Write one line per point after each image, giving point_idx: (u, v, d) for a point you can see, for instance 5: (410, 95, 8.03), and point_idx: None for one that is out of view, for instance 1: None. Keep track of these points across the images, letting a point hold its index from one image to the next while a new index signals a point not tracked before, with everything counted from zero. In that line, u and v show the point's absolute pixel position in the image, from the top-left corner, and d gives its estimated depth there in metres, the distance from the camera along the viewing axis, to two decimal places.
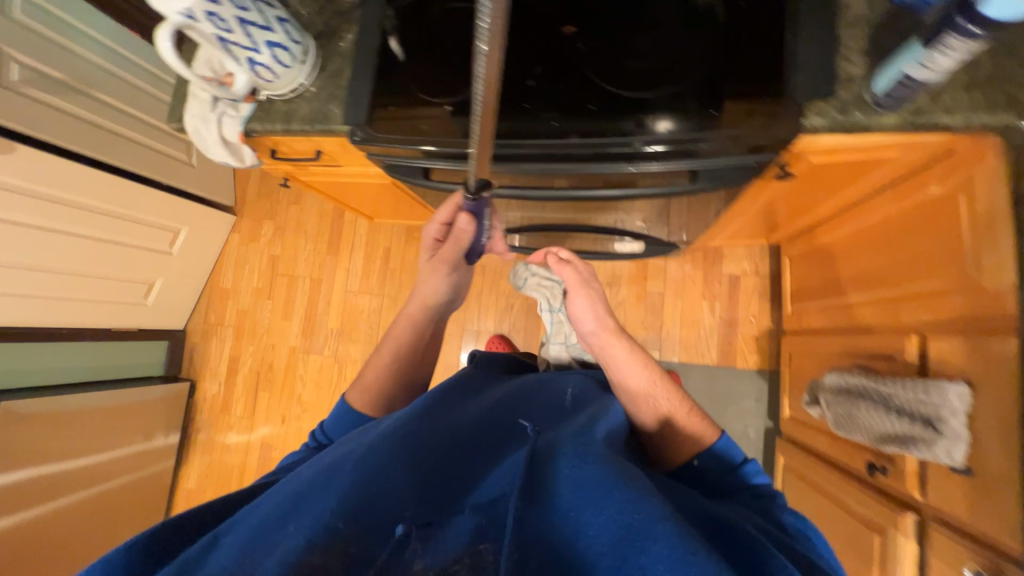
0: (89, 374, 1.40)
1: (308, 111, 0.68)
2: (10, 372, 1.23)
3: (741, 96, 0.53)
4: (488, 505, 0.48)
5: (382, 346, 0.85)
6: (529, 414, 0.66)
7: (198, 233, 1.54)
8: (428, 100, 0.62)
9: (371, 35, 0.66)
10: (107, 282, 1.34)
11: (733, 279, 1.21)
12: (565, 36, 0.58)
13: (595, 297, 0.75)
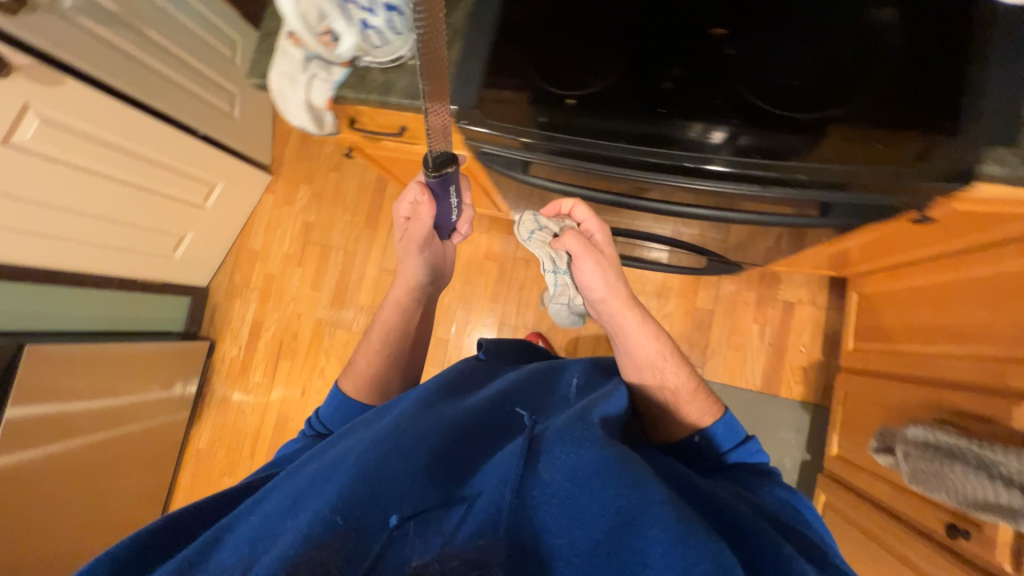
0: (114, 325, 1.34)
1: (408, 84, 0.63)
2: (42, 316, 1.16)
3: (875, 127, 0.51)
4: (485, 497, 0.49)
5: (369, 335, 0.83)
6: (526, 401, 0.66)
7: (233, 190, 1.48)
8: (550, 90, 0.57)
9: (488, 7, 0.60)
10: (139, 231, 1.29)
11: (787, 305, 1.18)
12: (715, 38, 0.56)
13: (610, 267, 0.69)
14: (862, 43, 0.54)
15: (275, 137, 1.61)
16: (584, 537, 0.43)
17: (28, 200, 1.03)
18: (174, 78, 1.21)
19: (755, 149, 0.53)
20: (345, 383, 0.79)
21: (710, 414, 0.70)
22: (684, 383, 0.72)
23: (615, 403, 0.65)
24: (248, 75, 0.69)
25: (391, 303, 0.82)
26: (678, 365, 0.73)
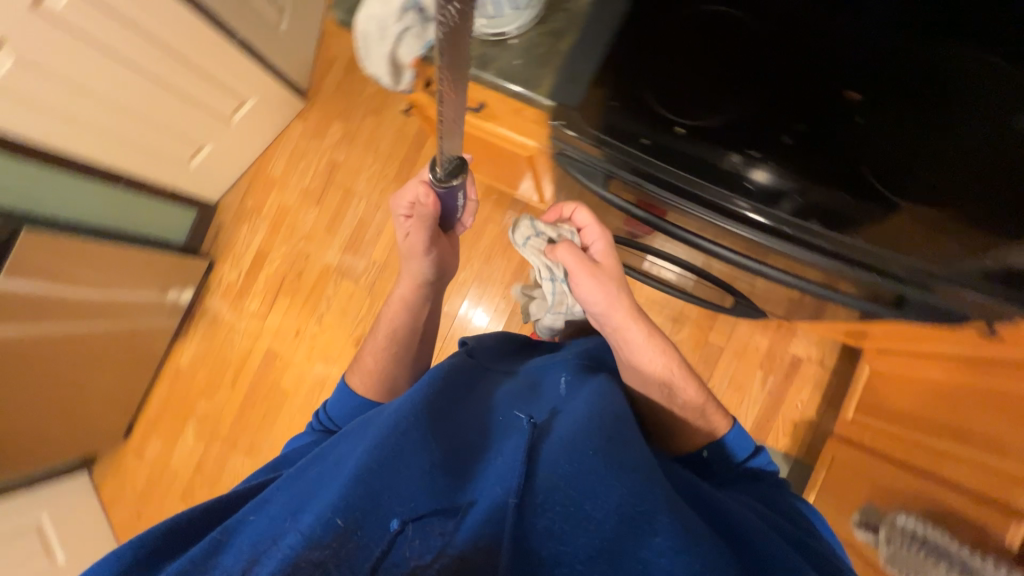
0: (112, 224, 1.27)
1: (508, 64, 0.58)
2: (37, 201, 1.09)
3: (940, 204, 0.52)
4: (486, 498, 0.48)
5: (377, 331, 0.82)
6: (528, 400, 0.65)
7: (263, 109, 1.39)
8: (664, 114, 0.55)
9: (613, 4, 0.56)
10: (158, 132, 1.21)
11: (795, 360, 1.19)
12: (848, 102, 0.55)
13: (609, 278, 0.71)
14: (922, 127, 0.54)
15: (317, 62, 1.50)
16: (588, 546, 0.43)
17: (49, 76, 0.95)
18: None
19: (812, 208, 0.54)
20: (353, 382, 0.78)
21: (721, 427, 0.72)
22: (690, 395, 0.73)
23: (615, 397, 0.64)
24: (334, 9, 0.64)
25: (400, 303, 0.81)
26: (686, 380, 0.74)
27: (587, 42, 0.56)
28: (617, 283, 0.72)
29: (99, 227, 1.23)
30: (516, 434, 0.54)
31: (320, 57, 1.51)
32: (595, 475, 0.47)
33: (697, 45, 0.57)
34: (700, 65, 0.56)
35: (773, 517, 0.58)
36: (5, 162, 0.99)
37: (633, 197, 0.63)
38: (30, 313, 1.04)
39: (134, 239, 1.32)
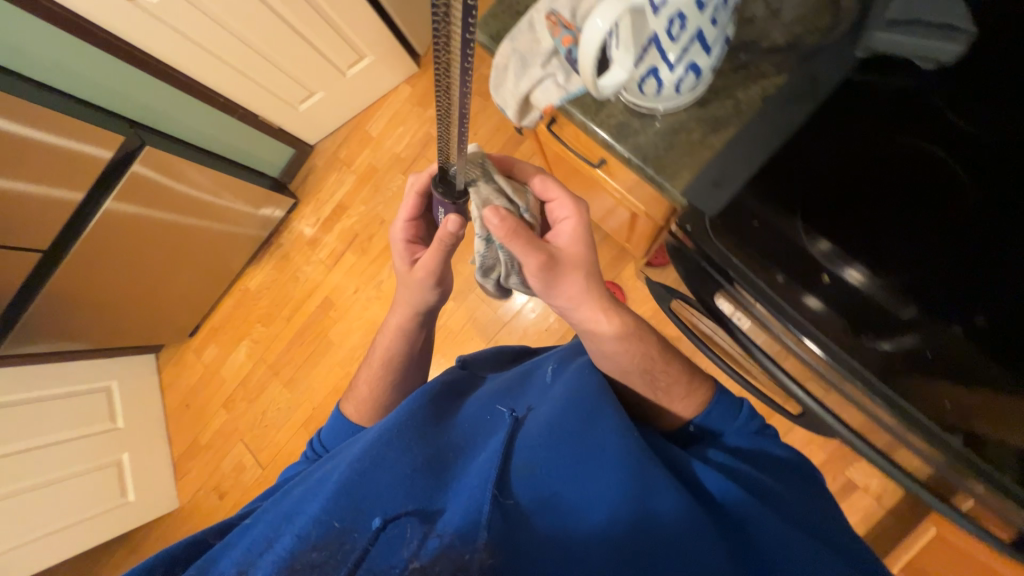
0: (225, 151, 1.33)
1: (651, 143, 0.51)
2: (168, 118, 1.16)
3: None
4: (465, 490, 0.48)
5: (371, 356, 0.83)
6: (519, 400, 0.64)
7: (378, 68, 1.39)
8: (812, 253, 0.48)
9: (789, 108, 0.49)
10: (277, 71, 1.24)
11: (848, 485, 1.08)
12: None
13: (564, 261, 0.60)
14: (1014, 255, 0.43)
15: None
16: (563, 539, 0.45)
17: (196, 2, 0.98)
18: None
19: (928, 360, 0.46)
20: (345, 410, 0.81)
21: (701, 399, 0.64)
22: (663, 373, 0.65)
23: (604, 393, 0.61)
24: (478, 29, 0.58)
25: (391, 332, 0.80)
26: (653, 358, 0.65)
27: (746, 141, 0.49)
28: (577, 268, 0.61)
29: (214, 151, 1.30)
30: (496, 438, 0.55)
31: None
32: (575, 480, 0.49)
33: (857, 169, 0.47)
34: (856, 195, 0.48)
35: (761, 478, 0.55)
36: (146, 80, 1.06)
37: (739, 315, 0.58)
38: (136, 209, 1.13)
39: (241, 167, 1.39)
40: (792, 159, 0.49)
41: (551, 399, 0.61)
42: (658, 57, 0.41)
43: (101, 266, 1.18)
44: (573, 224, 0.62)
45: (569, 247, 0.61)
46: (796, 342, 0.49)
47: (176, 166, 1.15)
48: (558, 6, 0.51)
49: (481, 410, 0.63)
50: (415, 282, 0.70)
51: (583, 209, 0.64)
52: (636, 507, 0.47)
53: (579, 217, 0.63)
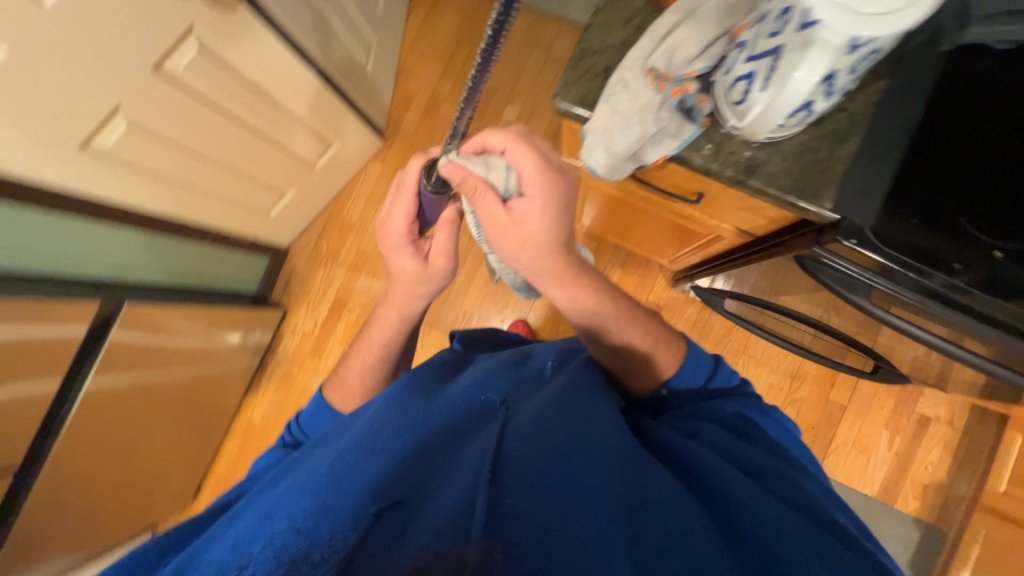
0: (182, 278, 1.16)
1: (781, 169, 0.52)
2: (116, 260, 0.98)
3: None
4: (458, 477, 0.39)
5: (360, 346, 0.69)
6: (514, 378, 0.55)
7: (346, 152, 1.32)
8: (891, 200, 0.49)
9: (911, 106, 0.50)
10: (248, 183, 1.12)
11: (922, 420, 1.17)
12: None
13: (525, 239, 0.52)
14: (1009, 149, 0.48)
15: (394, 99, 1.43)
16: (550, 518, 0.35)
17: (157, 136, 0.85)
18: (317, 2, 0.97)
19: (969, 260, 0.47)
20: (331, 400, 0.66)
21: (672, 366, 0.59)
22: (643, 338, 0.60)
23: (604, 389, 0.52)
24: (557, 97, 0.55)
25: (387, 331, 0.67)
26: (635, 321, 0.60)
27: (876, 144, 0.51)
28: (544, 248, 0.53)
29: (161, 283, 1.11)
30: (490, 420, 0.47)
31: (398, 93, 1.44)
32: (576, 444, 0.41)
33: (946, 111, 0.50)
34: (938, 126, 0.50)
35: (744, 447, 0.48)
36: (91, 228, 0.90)
37: (838, 271, 0.53)
38: (115, 379, 0.94)
39: (212, 294, 1.24)
40: (909, 123, 0.50)
41: (545, 391, 0.51)
42: (823, 91, 0.41)
43: (93, 461, 0.97)
44: (538, 200, 0.50)
45: (535, 226, 0.51)
46: (865, 258, 0.48)
47: (151, 329, 1.00)
48: (654, 59, 0.51)
49: (477, 381, 0.54)
50: (436, 273, 0.60)
51: (556, 175, 0.50)
52: (625, 492, 0.38)
53: (546, 187, 0.50)
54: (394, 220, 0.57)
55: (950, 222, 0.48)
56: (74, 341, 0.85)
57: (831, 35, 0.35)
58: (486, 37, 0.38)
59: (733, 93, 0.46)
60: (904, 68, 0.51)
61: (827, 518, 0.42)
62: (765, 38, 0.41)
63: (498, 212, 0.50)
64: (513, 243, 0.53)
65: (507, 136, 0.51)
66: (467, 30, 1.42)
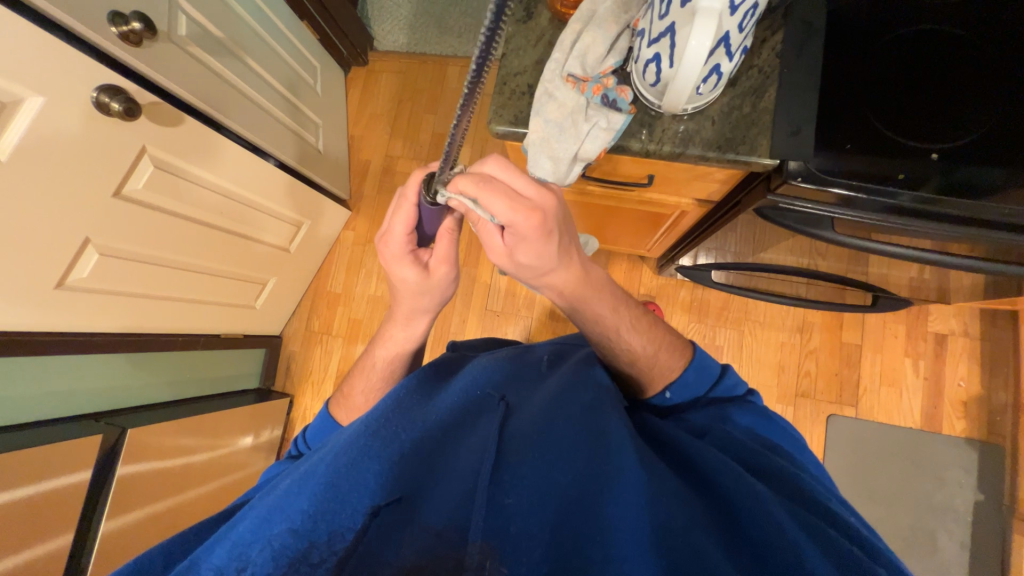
0: (181, 389, 1.16)
1: (715, 132, 0.54)
2: (111, 388, 0.98)
3: (987, 165, 0.50)
4: (456, 480, 0.42)
5: (367, 364, 0.69)
6: (504, 379, 0.59)
7: (317, 229, 1.35)
8: (824, 135, 0.52)
9: (813, 48, 0.54)
10: (228, 282, 1.14)
11: (939, 337, 1.16)
12: (948, 91, 0.53)
13: (521, 266, 0.49)
14: (902, 66, 0.54)
15: (352, 169, 1.49)
16: (550, 519, 0.38)
17: (130, 258, 0.88)
18: (255, 97, 1.05)
19: (907, 178, 0.50)
20: (337, 416, 0.67)
21: (674, 370, 0.59)
22: (642, 343, 0.60)
23: (595, 378, 0.56)
24: (492, 122, 0.58)
25: (397, 348, 0.67)
26: (635, 327, 0.60)
27: (791, 88, 0.54)
28: (544, 269, 0.50)
29: (163, 400, 1.11)
30: (487, 420, 0.50)
31: (354, 162, 1.49)
32: (569, 443, 0.44)
33: (840, 48, 0.55)
34: (837, 60, 0.54)
35: (750, 445, 0.48)
36: (79, 362, 0.91)
37: (798, 214, 0.55)
38: (133, 513, 0.93)
39: (216, 400, 1.23)
40: (814, 64, 0.54)
41: (541, 392, 0.55)
42: (724, 53, 0.44)
43: None
44: (526, 238, 0.45)
45: (528, 258, 0.48)
46: (817, 190, 0.51)
47: (160, 448, 0.99)
48: (570, 67, 0.54)
49: (470, 386, 0.58)
50: (438, 282, 0.57)
51: (539, 216, 0.43)
52: (598, 481, 0.40)
53: (529, 230, 0.44)
54: (393, 234, 0.55)
55: (877, 140, 0.52)
56: (82, 487, 0.85)
57: (710, 3, 0.39)
58: (473, 71, 0.34)
59: (648, 76, 0.49)
60: (795, 16, 0.55)
61: (832, 515, 0.41)
62: (658, 20, 0.44)
63: (494, 242, 0.47)
64: (512, 267, 0.51)
65: (478, 181, 0.43)
66: (404, 89, 1.50)
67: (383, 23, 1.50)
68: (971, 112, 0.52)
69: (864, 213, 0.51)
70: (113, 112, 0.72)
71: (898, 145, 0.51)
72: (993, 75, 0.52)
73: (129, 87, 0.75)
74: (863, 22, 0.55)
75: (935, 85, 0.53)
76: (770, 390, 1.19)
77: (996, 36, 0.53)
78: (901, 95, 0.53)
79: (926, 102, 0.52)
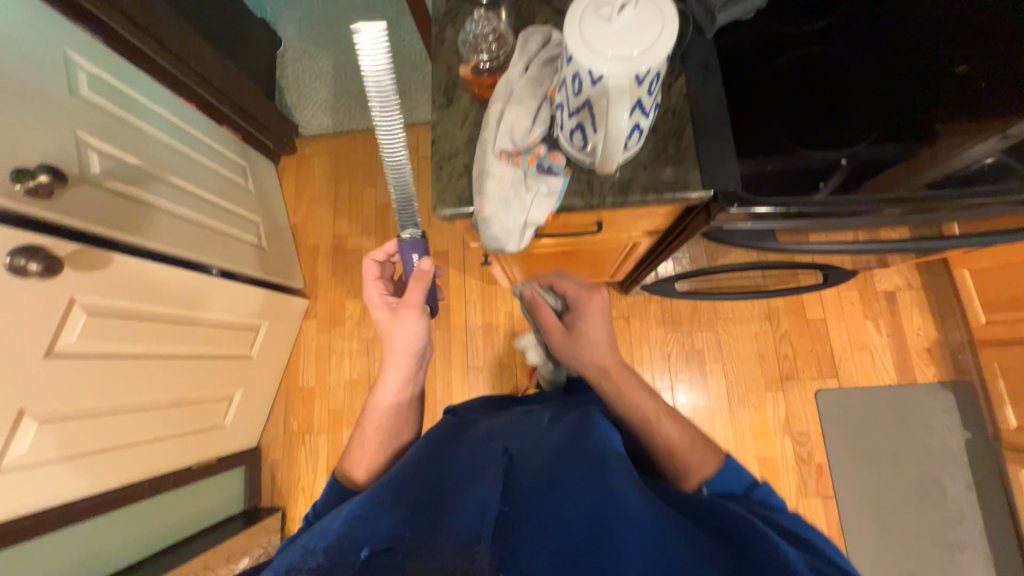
0: (156, 540, 1.04)
1: (649, 176, 0.57)
2: (74, 564, 0.87)
3: (888, 157, 0.55)
4: (471, 515, 0.42)
5: (368, 419, 0.66)
6: (507, 433, 0.59)
7: (277, 327, 1.29)
8: (746, 158, 0.56)
9: (715, 83, 0.59)
10: (190, 408, 1.06)
11: (889, 295, 1.24)
12: (837, 99, 0.59)
13: (581, 335, 0.67)
14: (793, 85, 0.60)
15: (302, 257, 1.45)
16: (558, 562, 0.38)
17: (76, 418, 0.80)
18: (186, 213, 1.02)
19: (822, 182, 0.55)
20: (341, 482, 0.61)
21: (708, 463, 0.55)
22: (679, 432, 0.59)
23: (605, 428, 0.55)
24: (437, 207, 0.59)
25: (388, 402, 0.66)
26: (671, 417, 0.62)
27: (706, 123, 0.58)
28: (595, 341, 0.67)
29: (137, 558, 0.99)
30: (492, 468, 0.49)
31: (302, 250, 1.46)
32: (575, 483, 0.45)
33: (737, 82, 0.60)
34: (738, 92, 0.59)
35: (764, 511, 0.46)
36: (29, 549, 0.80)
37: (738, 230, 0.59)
38: None
39: (202, 538, 1.12)
40: (721, 99, 0.59)
41: (544, 438, 0.55)
42: (640, 113, 0.46)
43: None
44: (588, 305, 0.70)
45: (586, 325, 0.68)
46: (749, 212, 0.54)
47: None
48: (501, 144, 0.56)
49: (479, 442, 0.57)
50: (406, 323, 0.64)
51: (598, 295, 0.71)
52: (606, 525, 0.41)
53: (592, 300, 0.70)
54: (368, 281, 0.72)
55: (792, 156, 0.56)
56: None
57: (617, 81, 0.40)
58: None
59: (575, 142, 0.52)
60: (691, 58, 0.60)
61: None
62: (573, 98, 0.46)
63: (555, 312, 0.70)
64: (572, 339, 0.68)
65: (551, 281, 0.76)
66: (339, 168, 1.50)
67: (305, 109, 1.51)
68: (864, 112, 0.57)
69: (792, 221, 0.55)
70: (30, 273, 0.67)
71: (810, 156, 0.56)
72: (873, 79, 0.59)
73: (44, 242, 0.70)
74: (751, 55, 0.61)
75: (826, 96, 0.59)
76: (757, 381, 1.23)
77: (862, 48, 0.60)
78: (801, 109, 0.58)
79: (824, 111, 0.58)
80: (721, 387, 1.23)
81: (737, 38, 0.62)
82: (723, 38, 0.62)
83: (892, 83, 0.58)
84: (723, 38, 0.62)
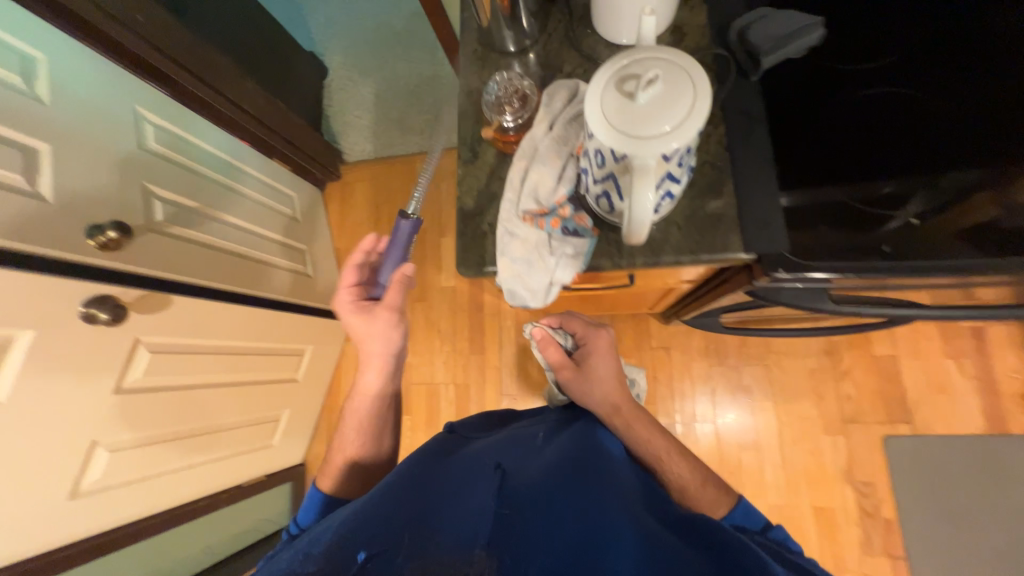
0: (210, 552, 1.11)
1: (684, 236, 0.53)
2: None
3: (970, 213, 0.48)
4: (464, 530, 0.40)
5: (347, 419, 0.70)
6: (499, 446, 0.56)
7: (321, 351, 1.35)
8: (796, 216, 0.51)
9: (759, 131, 0.54)
10: (241, 431, 1.13)
11: (976, 331, 1.09)
12: (902, 142, 0.52)
13: (591, 373, 0.64)
14: (847, 129, 0.53)
15: None
16: None
17: (142, 447, 0.87)
18: (236, 246, 1.09)
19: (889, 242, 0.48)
20: (324, 487, 0.64)
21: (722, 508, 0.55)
22: (690, 472, 0.58)
23: (606, 452, 0.55)
24: (461, 268, 0.58)
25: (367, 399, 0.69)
26: (684, 458, 0.60)
27: (749, 176, 0.53)
28: (603, 377, 0.64)
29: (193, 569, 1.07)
30: (484, 482, 0.47)
31: None
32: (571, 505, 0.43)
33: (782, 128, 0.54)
34: (784, 140, 0.54)
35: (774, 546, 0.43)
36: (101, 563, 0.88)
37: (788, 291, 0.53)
38: None
39: (251, 552, 1.19)
40: (765, 149, 0.53)
41: (537, 456, 0.53)
42: (670, 183, 0.43)
43: None
44: (599, 350, 0.66)
45: (596, 364, 0.65)
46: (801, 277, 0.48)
47: None
48: (525, 205, 0.54)
49: (471, 455, 0.55)
50: (380, 321, 0.66)
51: (607, 336, 0.69)
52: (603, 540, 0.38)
53: (601, 343, 0.67)
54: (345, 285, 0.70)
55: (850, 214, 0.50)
56: None
57: (641, 160, 0.37)
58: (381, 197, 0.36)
59: (602, 207, 0.49)
60: (732, 104, 0.55)
61: None
62: (597, 170, 0.43)
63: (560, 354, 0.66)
64: (581, 379, 0.64)
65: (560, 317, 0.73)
66: (379, 194, 1.54)
67: (348, 136, 1.57)
68: (935, 157, 0.50)
69: (849, 283, 0.49)
70: (100, 320, 0.74)
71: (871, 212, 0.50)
72: (948, 116, 0.51)
73: (112, 290, 0.77)
74: (800, 98, 0.55)
75: (908, 134, 0.51)
76: (814, 423, 1.12)
77: (933, 82, 0.52)
78: (874, 153, 0.52)
79: (886, 159, 0.51)
80: (772, 428, 1.14)
81: (784, 79, 0.56)
82: (770, 78, 0.56)
83: (999, 113, 0.49)
84: (770, 79, 0.56)
